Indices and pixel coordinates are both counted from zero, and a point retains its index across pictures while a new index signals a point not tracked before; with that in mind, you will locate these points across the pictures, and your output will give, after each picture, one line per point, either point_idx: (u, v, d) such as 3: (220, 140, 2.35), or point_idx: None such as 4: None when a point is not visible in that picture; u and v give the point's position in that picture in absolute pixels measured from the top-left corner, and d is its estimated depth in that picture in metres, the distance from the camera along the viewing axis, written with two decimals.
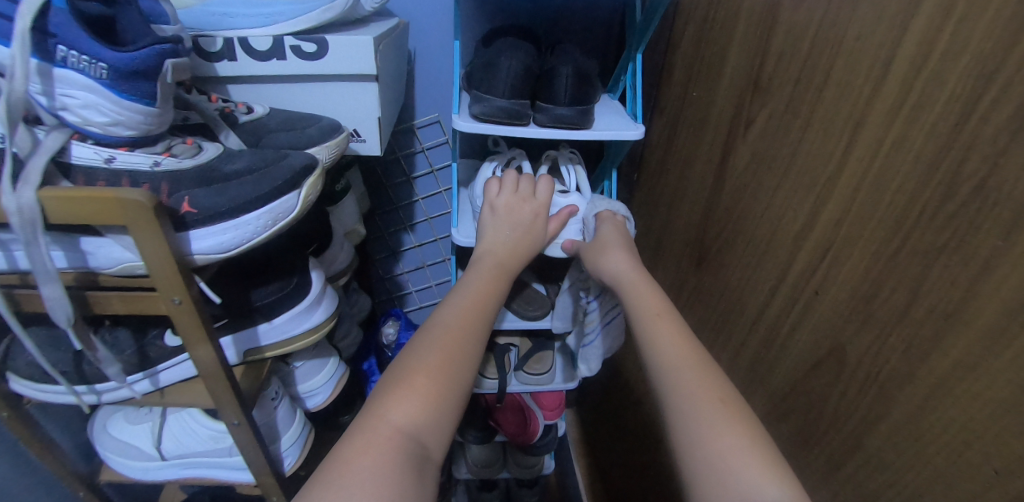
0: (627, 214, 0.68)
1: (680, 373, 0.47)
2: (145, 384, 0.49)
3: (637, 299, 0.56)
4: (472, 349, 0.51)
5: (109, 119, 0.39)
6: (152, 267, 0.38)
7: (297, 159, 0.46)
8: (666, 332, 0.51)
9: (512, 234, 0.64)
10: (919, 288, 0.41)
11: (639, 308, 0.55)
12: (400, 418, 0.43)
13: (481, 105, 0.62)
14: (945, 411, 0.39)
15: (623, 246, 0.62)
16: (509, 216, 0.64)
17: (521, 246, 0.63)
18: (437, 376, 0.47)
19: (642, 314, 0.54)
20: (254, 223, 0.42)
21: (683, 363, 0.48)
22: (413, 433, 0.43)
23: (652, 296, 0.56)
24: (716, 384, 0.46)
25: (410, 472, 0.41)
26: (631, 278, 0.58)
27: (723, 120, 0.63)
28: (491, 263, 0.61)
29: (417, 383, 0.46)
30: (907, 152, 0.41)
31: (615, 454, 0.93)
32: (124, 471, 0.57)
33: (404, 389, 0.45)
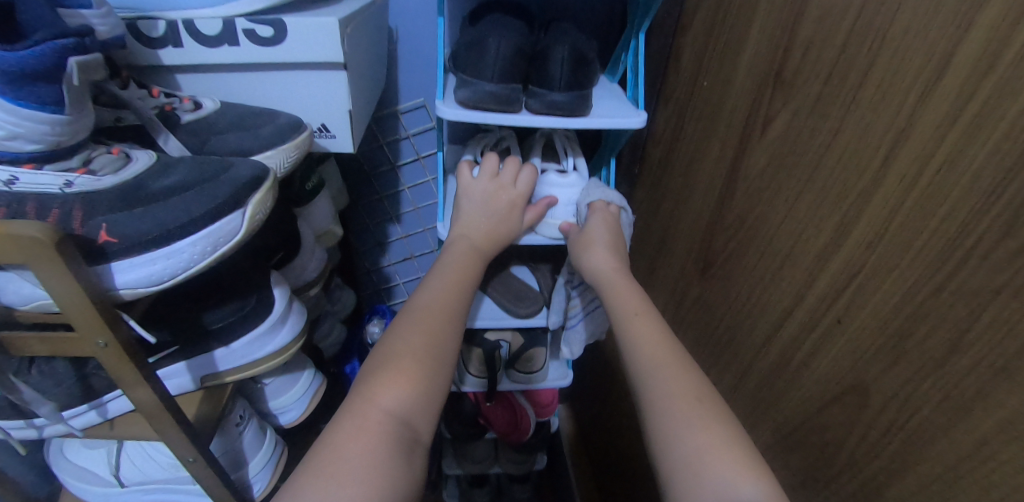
0: (622, 204, 0.61)
1: (656, 375, 0.42)
2: (90, 416, 0.44)
3: (618, 298, 0.51)
4: (453, 331, 0.46)
5: (5, 131, 0.33)
6: (67, 307, 0.32)
7: (242, 170, 0.38)
8: (643, 331, 0.46)
9: (489, 220, 0.57)
10: (965, 334, 0.35)
11: (617, 306, 0.50)
12: (390, 402, 0.39)
13: (467, 89, 0.54)
14: (986, 478, 0.34)
15: (606, 237, 0.56)
16: (486, 203, 0.57)
17: (500, 236, 0.57)
18: (424, 358, 0.42)
19: (623, 313, 0.49)
20: (188, 251, 0.36)
21: (659, 361, 0.43)
22: (404, 419, 0.39)
23: (633, 294, 0.51)
24: (692, 383, 0.42)
25: (401, 461, 0.37)
26: (612, 278, 0.53)
27: (738, 115, 0.55)
28: (465, 248, 0.56)
29: (403, 365, 0.41)
30: (962, 173, 0.34)
31: (610, 455, 0.90)
32: (84, 495, 0.52)
33: (389, 372, 0.41)
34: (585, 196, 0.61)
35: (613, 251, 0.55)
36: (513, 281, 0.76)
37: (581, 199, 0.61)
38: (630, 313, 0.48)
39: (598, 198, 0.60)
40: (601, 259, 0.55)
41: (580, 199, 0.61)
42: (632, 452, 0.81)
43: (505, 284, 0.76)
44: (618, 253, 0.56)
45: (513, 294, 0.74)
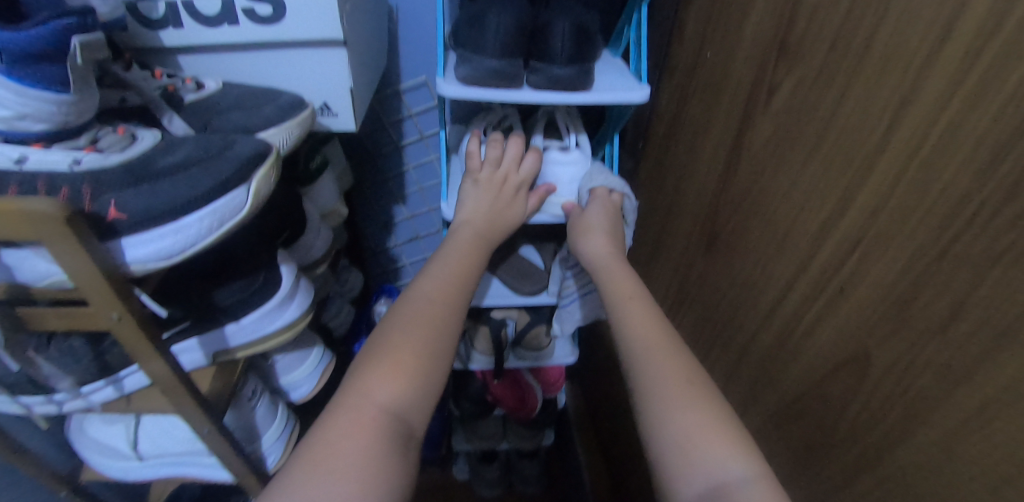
0: (626, 190, 0.61)
1: (649, 362, 0.43)
2: (108, 392, 0.45)
3: (613, 285, 0.51)
4: (452, 323, 0.47)
5: (13, 111, 0.33)
6: (80, 282, 0.33)
7: (245, 146, 0.39)
8: (636, 317, 0.47)
9: (492, 207, 0.57)
10: (968, 298, 0.35)
11: (611, 294, 0.50)
12: (385, 397, 0.40)
13: (468, 66, 0.54)
14: (986, 440, 0.34)
15: (604, 222, 0.56)
16: (490, 192, 0.58)
17: (504, 222, 0.57)
18: (420, 352, 0.43)
19: (619, 300, 0.49)
20: (195, 225, 0.36)
21: (651, 347, 0.44)
22: (398, 413, 0.40)
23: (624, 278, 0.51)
24: (683, 364, 0.43)
25: (395, 455, 0.38)
26: (607, 264, 0.53)
27: (742, 86, 0.55)
28: (469, 234, 0.55)
29: (400, 359, 0.42)
30: (966, 136, 0.34)
31: (616, 429, 0.91)
32: (105, 470, 0.54)
33: (384, 365, 0.41)
34: (589, 182, 0.61)
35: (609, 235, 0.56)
36: (517, 260, 0.77)
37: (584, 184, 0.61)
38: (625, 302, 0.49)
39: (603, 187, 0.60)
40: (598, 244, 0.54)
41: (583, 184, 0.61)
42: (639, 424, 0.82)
43: (511, 263, 0.76)
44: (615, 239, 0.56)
45: (517, 272, 0.75)
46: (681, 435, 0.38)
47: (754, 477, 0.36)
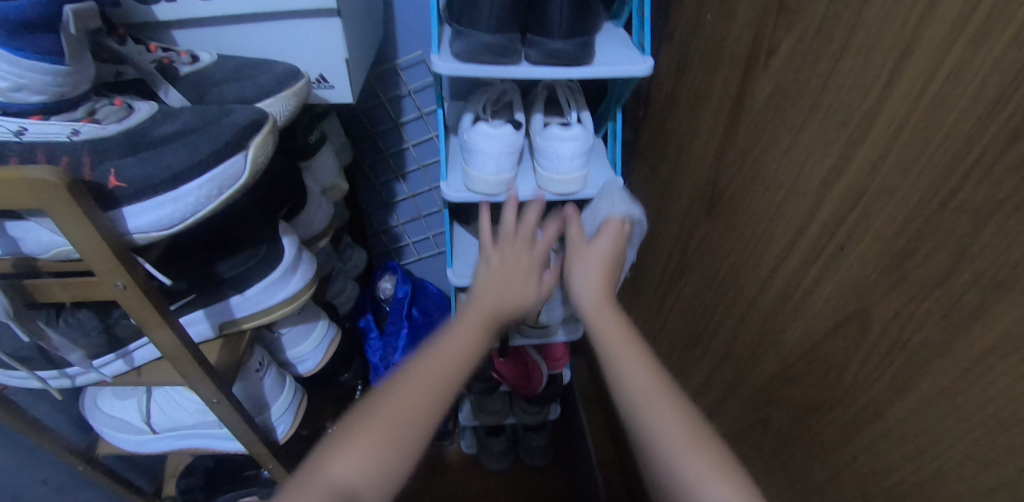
0: (640, 220, 0.59)
1: (646, 411, 0.38)
2: (118, 365, 0.47)
3: (598, 311, 0.46)
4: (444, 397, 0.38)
5: (10, 83, 0.34)
6: (83, 251, 0.34)
7: (241, 116, 0.39)
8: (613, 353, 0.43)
9: (504, 278, 0.47)
10: (968, 248, 0.34)
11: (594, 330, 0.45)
12: (340, 473, 0.34)
13: (462, 42, 0.54)
14: (983, 389, 0.34)
15: (600, 249, 0.52)
16: (504, 271, 0.48)
17: (518, 309, 0.46)
18: (394, 430, 0.36)
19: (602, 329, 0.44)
20: (195, 194, 0.37)
21: (650, 393, 0.39)
22: (351, 491, 0.34)
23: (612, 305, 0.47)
24: (681, 407, 0.38)
25: None
26: (600, 305, 0.47)
27: (742, 47, 0.54)
28: (483, 301, 0.45)
29: (361, 438, 0.35)
30: (967, 83, 0.33)
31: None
32: (119, 444, 0.56)
33: (347, 441, 0.35)
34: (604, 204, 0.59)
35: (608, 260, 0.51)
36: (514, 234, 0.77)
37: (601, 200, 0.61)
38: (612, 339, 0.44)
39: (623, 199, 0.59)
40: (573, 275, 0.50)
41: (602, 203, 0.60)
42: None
43: None
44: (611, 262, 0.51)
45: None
46: (698, 474, 0.35)
47: None
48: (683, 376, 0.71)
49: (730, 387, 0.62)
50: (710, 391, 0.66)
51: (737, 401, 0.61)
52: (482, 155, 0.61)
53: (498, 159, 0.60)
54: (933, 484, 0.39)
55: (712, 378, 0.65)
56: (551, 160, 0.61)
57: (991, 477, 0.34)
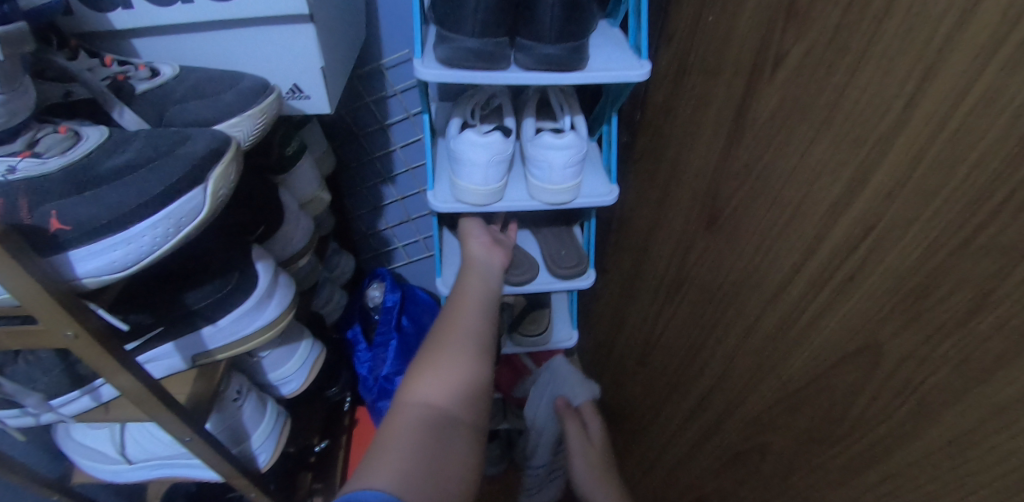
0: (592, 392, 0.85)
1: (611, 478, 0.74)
2: (86, 400, 0.44)
3: (596, 472, 0.74)
4: (485, 336, 0.57)
5: None
6: (24, 301, 0.30)
7: (198, 142, 0.36)
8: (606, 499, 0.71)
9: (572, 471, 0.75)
10: (991, 293, 0.32)
11: (589, 480, 0.74)
12: (421, 394, 0.49)
13: (446, 47, 0.49)
14: (1003, 444, 0.32)
15: (597, 443, 0.78)
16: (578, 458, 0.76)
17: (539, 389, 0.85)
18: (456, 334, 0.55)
19: (600, 485, 0.73)
20: (148, 234, 0.34)
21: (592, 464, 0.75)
22: (430, 406, 0.48)
23: (598, 459, 0.76)
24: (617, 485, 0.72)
25: (433, 432, 0.45)
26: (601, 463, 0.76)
27: (746, 53, 0.50)
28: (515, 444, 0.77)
29: (444, 357, 0.52)
30: (1001, 109, 0.29)
31: (617, 407, 0.90)
32: (95, 473, 0.54)
33: (433, 352, 0.53)
34: (568, 385, 0.84)
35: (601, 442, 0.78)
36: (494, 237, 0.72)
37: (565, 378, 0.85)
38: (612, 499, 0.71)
39: (579, 380, 0.84)
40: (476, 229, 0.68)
41: (567, 378, 0.84)
42: (639, 403, 0.81)
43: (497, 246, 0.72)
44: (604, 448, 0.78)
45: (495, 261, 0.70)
46: None
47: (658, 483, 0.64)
48: (678, 392, 0.69)
49: (726, 408, 0.60)
50: (706, 412, 0.63)
51: (733, 422, 0.59)
52: (470, 164, 0.58)
53: (486, 168, 0.57)
54: None
55: (708, 398, 0.63)
56: (543, 169, 0.58)
57: None
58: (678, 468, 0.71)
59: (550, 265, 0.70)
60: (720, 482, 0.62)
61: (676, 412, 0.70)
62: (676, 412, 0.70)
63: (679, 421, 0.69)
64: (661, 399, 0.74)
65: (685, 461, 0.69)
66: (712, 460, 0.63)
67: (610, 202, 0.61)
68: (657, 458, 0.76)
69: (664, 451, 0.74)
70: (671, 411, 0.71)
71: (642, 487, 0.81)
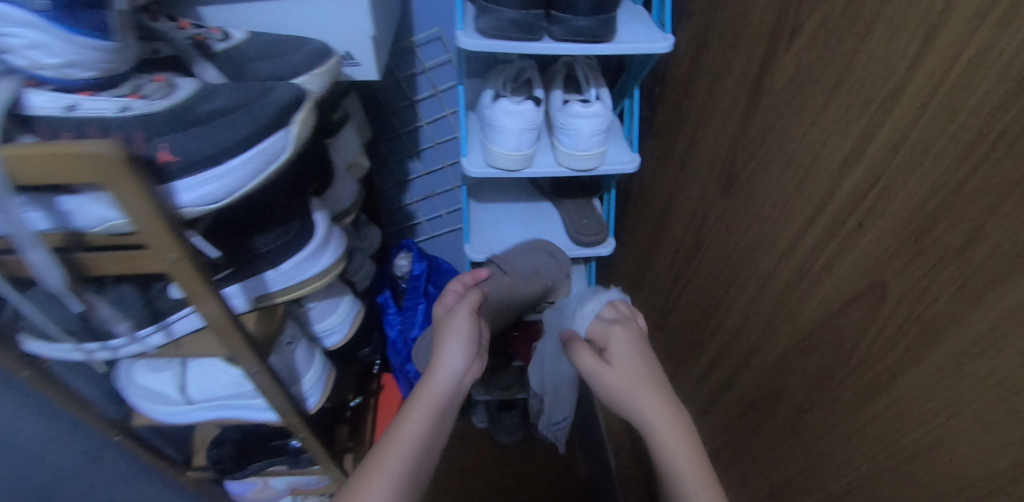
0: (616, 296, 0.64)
1: (635, 400, 0.50)
2: (159, 336, 0.48)
3: (631, 377, 0.51)
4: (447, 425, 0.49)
5: (62, 59, 0.33)
6: (138, 224, 0.35)
7: (282, 92, 0.40)
8: (651, 403, 0.49)
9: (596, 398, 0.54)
10: (984, 225, 0.36)
11: (618, 392, 0.51)
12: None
13: (488, 18, 0.54)
14: (994, 359, 0.36)
15: (624, 366, 0.53)
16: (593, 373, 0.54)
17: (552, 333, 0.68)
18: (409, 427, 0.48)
19: (633, 390, 0.50)
20: (241, 169, 0.38)
21: (624, 395, 0.51)
22: None
23: (635, 365, 0.53)
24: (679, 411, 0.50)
25: None
26: (621, 386, 0.51)
27: (764, 26, 0.54)
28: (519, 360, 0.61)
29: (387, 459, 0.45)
30: (993, 64, 0.34)
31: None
32: (154, 414, 0.57)
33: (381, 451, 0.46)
34: (574, 305, 0.64)
35: (635, 347, 0.55)
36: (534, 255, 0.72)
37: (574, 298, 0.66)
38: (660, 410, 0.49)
39: (594, 294, 0.64)
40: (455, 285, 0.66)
41: (573, 301, 0.66)
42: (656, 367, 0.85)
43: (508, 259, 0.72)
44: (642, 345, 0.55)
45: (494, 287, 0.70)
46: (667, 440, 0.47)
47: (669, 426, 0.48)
48: (695, 351, 0.73)
49: (742, 361, 0.64)
50: (721, 367, 0.68)
51: (749, 374, 0.63)
52: (503, 131, 0.62)
53: (519, 134, 0.62)
54: (940, 447, 0.41)
55: (723, 354, 0.67)
56: (571, 136, 0.63)
57: (994, 439, 0.37)
58: (694, 423, 0.75)
59: (574, 234, 0.74)
60: (734, 431, 0.66)
61: (693, 370, 0.74)
62: (693, 371, 0.74)
63: (696, 379, 0.74)
64: (677, 359, 0.78)
65: (701, 416, 0.74)
66: (728, 411, 0.67)
67: (632, 169, 0.66)
68: None
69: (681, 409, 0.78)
70: (688, 369, 0.76)
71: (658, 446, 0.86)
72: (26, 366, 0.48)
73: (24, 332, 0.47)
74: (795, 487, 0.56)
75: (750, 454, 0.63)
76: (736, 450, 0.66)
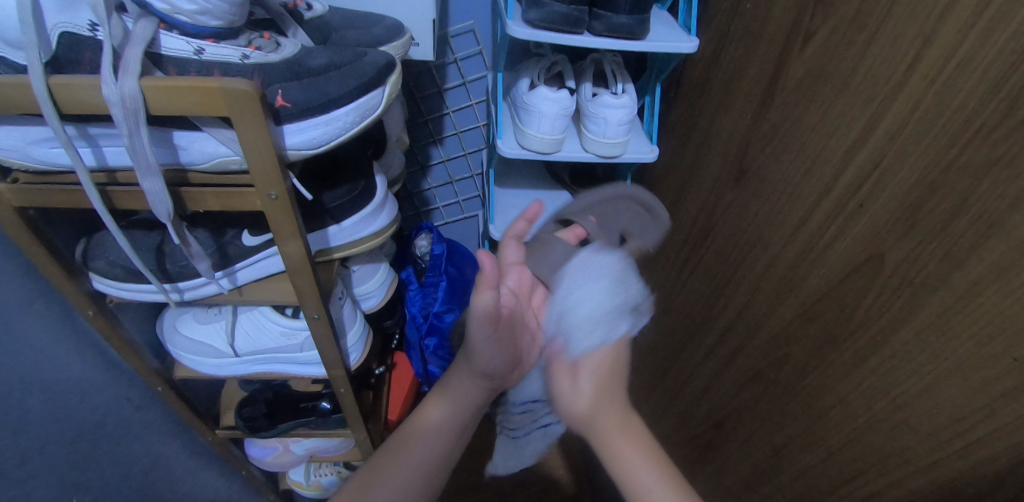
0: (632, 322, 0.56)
1: (593, 420, 0.48)
2: (226, 281, 0.51)
3: (595, 415, 0.48)
4: (427, 447, 0.54)
5: (198, 7, 0.37)
6: (252, 161, 0.39)
7: (376, 57, 0.45)
8: (632, 454, 0.46)
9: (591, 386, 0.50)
10: (968, 198, 0.41)
11: (596, 429, 0.47)
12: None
13: (539, 11, 0.60)
14: (969, 316, 0.41)
15: (597, 402, 0.49)
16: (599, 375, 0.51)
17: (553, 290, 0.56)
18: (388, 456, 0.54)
19: (607, 434, 0.47)
20: (342, 120, 0.42)
21: (591, 412, 0.48)
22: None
23: (611, 408, 0.48)
24: (629, 425, 0.48)
25: None
26: (585, 401, 0.49)
27: (780, 32, 0.61)
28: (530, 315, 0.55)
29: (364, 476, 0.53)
30: (973, 70, 0.40)
31: (645, 355, 1.00)
32: (197, 366, 0.60)
33: (362, 473, 0.53)
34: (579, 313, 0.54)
35: (606, 367, 0.52)
36: (624, 214, 0.64)
37: (581, 300, 0.54)
38: (613, 430, 0.47)
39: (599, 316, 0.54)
40: (510, 256, 0.55)
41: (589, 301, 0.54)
42: (667, 345, 0.91)
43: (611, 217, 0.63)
44: (617, 370, 0.52)
45: (548, 257, 0.56)
46: (620, 454, 0.46)
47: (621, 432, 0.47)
48: (702, 329, 0.79)
49: (748, 335, 0.69)
50: (728, 342, 0.73)
51: (755, 347, 0.68)
52: (540, 116, 0.68)
53: (553, 120, 0.68)
54: (921, 397, 0.46)
55: (729, 331, 0.73)
56: (599, 124, 0.69)
57: (967, 386, 0.42)
58: (701, 397, 0.81)
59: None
60: (740, 401, 0.72)
61: (701, 347, 0.80)
62: (700, 347, 0.80)
63: (703, 354, 0.80)
64: (685, 337, 0.84)
65: (708, 389, 0.79)
66: (733, 383, 0.73)
67: (651, 158, 0.72)
68: (680, 391, 0.87)
69: (689, 383, 0.84)
70: (696, 346, 0.81)
71: (667, 419, 0.92)
72: (92, 304, 0.51)
73: (93, 271, 0.50)
74: (795, 446, 0.62)
75: (753, 419, 0.69)
76: (742, 417, 0.72)
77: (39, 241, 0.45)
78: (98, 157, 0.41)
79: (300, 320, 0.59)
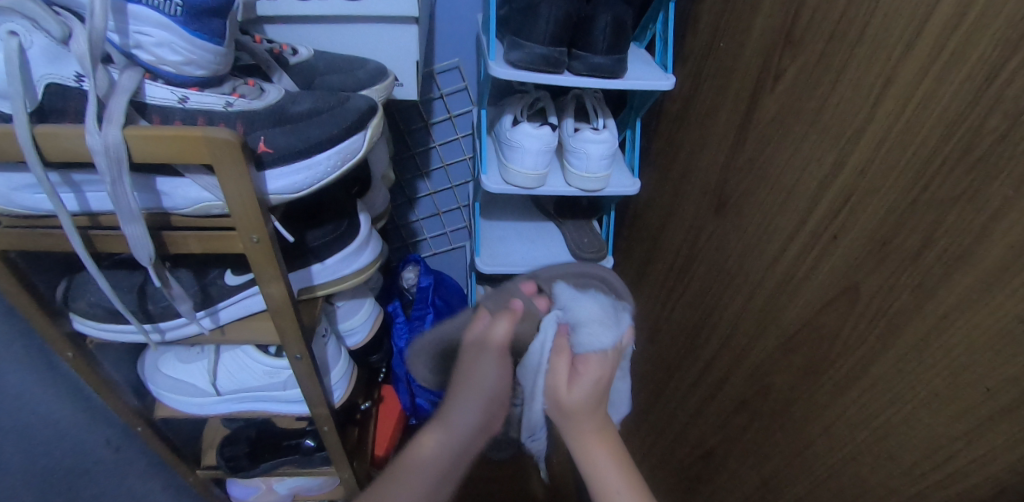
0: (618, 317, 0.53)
1: (571, 418, 0.49)
2: (207, 321, 0.51)
3: (574, 416, 0.49)
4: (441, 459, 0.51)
5: (183, 58, 0.39)
6: (234, 206, 0.39)
7: (358, 102, 0.46)
8: (603, 459, 0.49)
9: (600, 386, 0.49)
10: (935, 232, 0.42)
11: (575, 432, 0.50)
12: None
13: (519, 52, 0.61)
14: (944, 348, 0.42)
15: (589, 408, 0.49)
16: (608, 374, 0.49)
17: None
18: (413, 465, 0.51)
19: (585, 436, 0.49)
20: (324, 164, 0.43)
21: (576, 413, 0.49)
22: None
23: (594, 415, 0.49)
24: (600, 421, 0.50)
25: None
26: (567, 404, 0.49)
27: (751, 70, 0.63)
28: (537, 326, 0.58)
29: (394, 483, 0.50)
30: (931, 111, 0.41)
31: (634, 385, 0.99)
32: (178, 406, 0.60)
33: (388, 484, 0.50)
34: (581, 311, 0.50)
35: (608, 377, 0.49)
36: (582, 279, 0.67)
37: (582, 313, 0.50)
38: (587, 430, 0.49)
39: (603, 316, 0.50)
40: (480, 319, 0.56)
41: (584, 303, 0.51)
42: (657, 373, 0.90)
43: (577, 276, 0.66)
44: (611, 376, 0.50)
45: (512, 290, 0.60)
46: (591, 452, 0.49)
47: (594, 430, 0.49)
48: (689, 358, 0.79)
49: (733, 366, 0.69)
50: (715, 371, 0.73)
51: (740, 377, 0.68)
52: (523, 152, 0.69)
53: (536, 155, 0.69)
54: (902, 427, 0.46)
55: (716, 360, 0.73)
56: (581, 159, 0.70)
57: (946, 415, 0.42)
58: (691, 426, 0.81)
59: (574, 251, 0.81)
60: (729, 430, 0.71)
61: (688, 376, 0.80)
62: (688, 375, 0.80)
63: (690, 383, 0.79)
64: (673, 366, 0.84)
65: (697, 418, 0.79)
66: (721, 412, 0.72)
67: (634, 191, 0.74)
68: (670, 419, 0.86)
69: (678, 412, 0.83)
70: (683, 375, 0.81)
71: (657, 450, 0.91)
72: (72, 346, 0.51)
73: (73, 312, 0.50)
74: (785, 476, 0.61)
75: (742, 449, 0.69)
76: (731, 446, 0.71)
77: (19, 283, 0.45)
78: (81, 201, 0.41)
79: (283, 360, 0.59)
